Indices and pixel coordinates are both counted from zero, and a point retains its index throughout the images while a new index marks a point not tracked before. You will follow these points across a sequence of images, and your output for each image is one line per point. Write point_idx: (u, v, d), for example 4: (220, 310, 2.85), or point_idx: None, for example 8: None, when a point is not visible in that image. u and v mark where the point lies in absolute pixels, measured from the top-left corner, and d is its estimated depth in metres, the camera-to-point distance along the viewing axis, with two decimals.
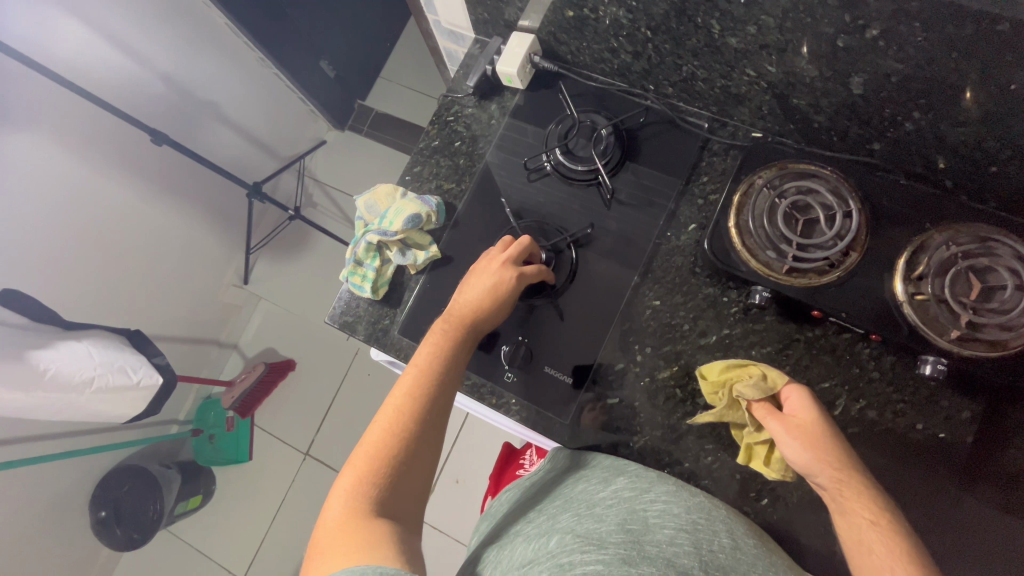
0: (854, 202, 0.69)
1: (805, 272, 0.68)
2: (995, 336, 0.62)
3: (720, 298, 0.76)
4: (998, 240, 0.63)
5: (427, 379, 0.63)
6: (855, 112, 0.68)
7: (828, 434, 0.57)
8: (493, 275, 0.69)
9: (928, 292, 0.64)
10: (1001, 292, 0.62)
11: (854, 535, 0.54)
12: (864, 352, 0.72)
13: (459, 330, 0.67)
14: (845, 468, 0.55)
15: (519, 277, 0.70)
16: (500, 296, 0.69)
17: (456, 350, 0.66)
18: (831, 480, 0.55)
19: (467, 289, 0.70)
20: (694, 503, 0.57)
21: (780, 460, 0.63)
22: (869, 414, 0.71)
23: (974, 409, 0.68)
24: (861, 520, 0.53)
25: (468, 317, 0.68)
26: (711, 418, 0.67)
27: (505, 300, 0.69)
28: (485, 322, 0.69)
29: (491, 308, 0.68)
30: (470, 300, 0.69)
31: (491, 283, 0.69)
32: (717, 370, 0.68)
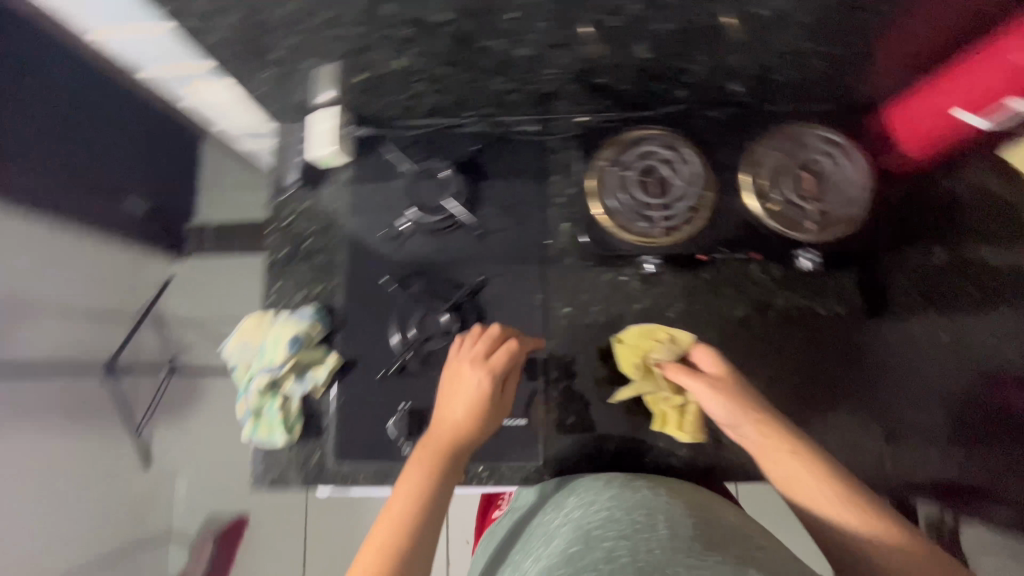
0: (688, 146, 0.75)
1: (680, 227, 0.72)
2: (841, 214, 0.71)
3: (619, 279, 0.77)
4: (806, 134, 0.75)
5: (410, 512, 0.56)
6: (653, 72, 0.72)
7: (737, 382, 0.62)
8: (473, 381, 0.65)
9: (777, 201, 0.72)
10: (828, 175, 0.73)
11: (782, 471, 0.56)
12: (755, 270, 0.77)
13: (440, 459, 0.61)
14: (761, 410, 0.60)
15: (496, 377, 0.65)
16: (482, 405, 0.64)
17: (442, 484, 0.59)
18: (755, 425, 0.59)
19: (445, 406, 0.64)
20: (640, 497, 0.55)
21: (692, 423, 0.69)
22: (783, 320, 0.77)
23: (853, 277, 0.76)
24: (784, 453, 0.56)
25: (449, 441, 0.62)
26: (630, 392, 0.71)
27: (488, 408, 0.65)
28: (472, 437, 0.63)
29: (474, 421, 0.63)
30: (451, 419, 0.64)
31: (471, 392, 0.64)
32: (632, 336, 0.73)
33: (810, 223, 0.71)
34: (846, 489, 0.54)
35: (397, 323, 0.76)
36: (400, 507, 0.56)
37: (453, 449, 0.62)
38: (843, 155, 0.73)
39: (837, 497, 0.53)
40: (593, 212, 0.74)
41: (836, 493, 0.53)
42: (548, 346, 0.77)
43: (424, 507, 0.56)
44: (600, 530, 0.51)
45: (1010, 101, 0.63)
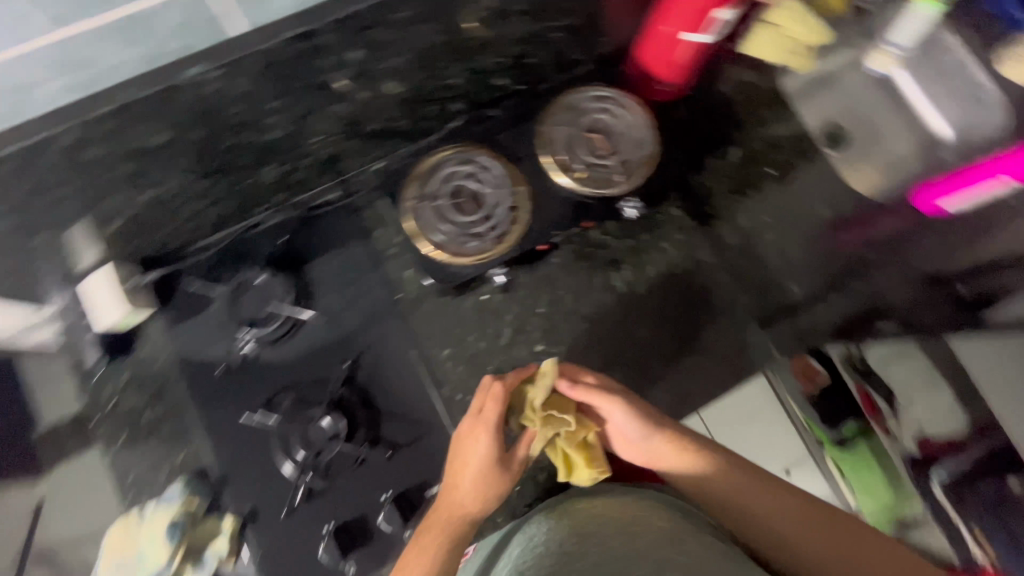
0: (482, 153, 0.75)
1: (509, 230, 0.72)
2: (639, 156, 0.76)
3: (481, 300, 0.77)
4: (578, 99, 0.78)
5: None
6: (416, 99, 0.71)
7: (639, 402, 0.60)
8: (491, 439, 0.58)
9: (583, 168, 0.75)
10: (613, 128, 0.77)
11: (699, 476, 0.58)
12: (596, 235, 0.80)
13: (448, 532, 0.57)
14: (669, 425, 0.60)
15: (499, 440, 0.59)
16: (487, 475, 0.58)
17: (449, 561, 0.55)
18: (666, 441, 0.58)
19: (462, 472, 0.58)
20: (579, 520, 0.59)
21: (599, 458, 0.62)
22: (641, 266, 0.80)
23: (677, 204, 0.82)
24: (698, 460, 0.58)
25: (459, 511, 0.57)
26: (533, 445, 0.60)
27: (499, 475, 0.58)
28: (481, 510, 0.58)
29: (494, 481, 0.58)
30: (461, 498, 0.58)
31: (480, 459, 0.57)
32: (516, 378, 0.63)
33: (615, 176, 0.75)
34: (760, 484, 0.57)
35: (282, 453, 0.69)
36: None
37: (458, 525, 0.57)
38: (618, 105, 0.78)
39: (755, 496, 0.56)
40: (424, 251, 0.71)
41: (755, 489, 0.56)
42: (445, 397, 0.74)
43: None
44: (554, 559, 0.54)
45: (716, 15, 0.68)
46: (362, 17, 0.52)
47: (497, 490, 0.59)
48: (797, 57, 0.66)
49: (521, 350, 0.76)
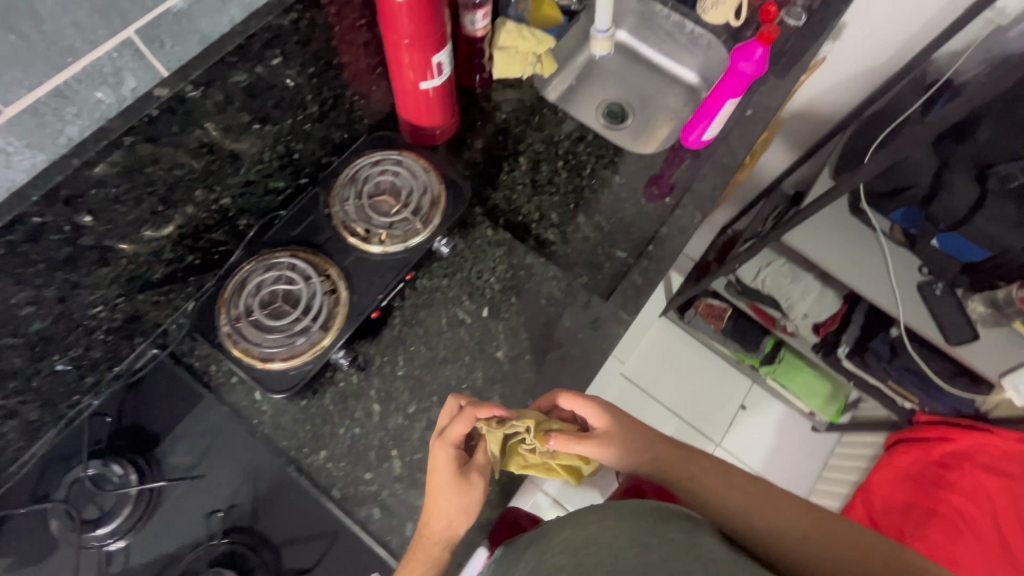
0: (280, 255, 0.76)
1: (333, 314, 0.73)
2: (430, 198, 0.80)
3: (340, 388, 0.76)
4: (355, 170, 0.81)
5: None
6: (193, 232, 0.71)
7: (623, 429, 0.68)
8: (448, 457, 0.64)
9: (383, 230, 0.78)
10: (397, 182, 0.81)
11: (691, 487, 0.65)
12: (426, 282, 0.83)
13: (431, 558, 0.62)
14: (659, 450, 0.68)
15: (456, 457, 0.65)
16: (455, 487, 0.63)
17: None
18: (653, 462, 0.67)
19: (435, 499, 0.63)
20: (589, 533, 0.49)
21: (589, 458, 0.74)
22: (479, 293, 0.83)
23: (488, 224, 0.88)
24: (688, 470, 0.66)
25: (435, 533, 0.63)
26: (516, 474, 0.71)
27: (465, 489, 0.63)
28: (457, 525, 0.63)
29: (462, 496, 0.63)
30: (433, 522, 0.63)
31: (443, 471, 0.63)
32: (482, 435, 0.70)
33: (413, 225, 0.79)
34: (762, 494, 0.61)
35: None
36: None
37: (437, 546, 0.63)
38: (392, 163, 0.82)
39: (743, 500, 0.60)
40: (259, 367, 0.70)
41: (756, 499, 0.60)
42: (336, 499, 0.71)
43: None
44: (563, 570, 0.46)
45: (434, 61, 0.75)
46: (67, 188, 0.52)
47: (468, 506, 0.63)
48: (543, 63, 0.98)
49: (395, 418, 0.75)
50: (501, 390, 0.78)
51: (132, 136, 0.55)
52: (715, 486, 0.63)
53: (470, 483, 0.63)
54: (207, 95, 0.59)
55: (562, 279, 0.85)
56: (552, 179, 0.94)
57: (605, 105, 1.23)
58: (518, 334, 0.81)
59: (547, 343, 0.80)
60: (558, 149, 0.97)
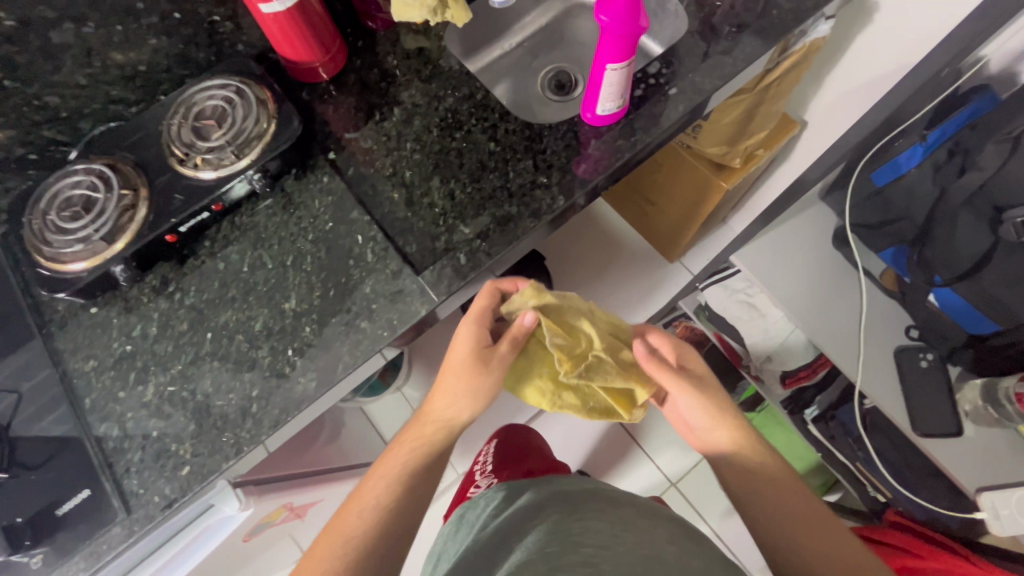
0: (101, 162, 0.76)
1: (122, 227, 0.72)
2: (256, 132, 0.76)
3: (128, 304, 0.76)
4: (195, 93, 0.79)
5: (365, 525, 0.65)
6: (16, 125, 0.74)
7: (709, 397, 0.78)
8: (470, 341, 0.75)
9: (197, 155, 0.75)
10: (229, 110, 0.77)
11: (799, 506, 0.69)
12: (245, 217, 0.80)
13: (428, 438, 0.74)
14: (732, 419, 0.77)
15: (478, 339, 0.75)
16: (469, 368, 0.74)
17: (430, 463, 0.73)
18: (721, 429, 0.77)
19: (447, 383, 0.75)
20: (628, 512, 0.73)
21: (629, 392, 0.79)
22: (290, 240, 0.77)
23: (328, 171, 0.82)
24: (745, 442, 0.75)
25: (438, 420, 0.75)
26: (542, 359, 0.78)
27: (478, 370, 0.73)
28: (463, 410, 0.74)
29: (472, 376, 0.73)
30: (438, 406, 0.75)
31: (462, 350, 0.75)
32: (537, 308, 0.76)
33: (231, 155, 0.75)
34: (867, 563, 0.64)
35: None
36: (362, 518, 0.66)
37: (438, 428, 0.75)
38: (233, 90, 0.79)
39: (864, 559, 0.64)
40: (41, 264, 0.71)
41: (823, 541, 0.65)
42: (84, 409, 0.71)
43: (382, 514, 0.66)
44: (552, 551, 0.60)
45: None
46: None
47: (472, 389, 0.73)
48: (455, 12, 0.89)
49: (164, 345, 0.73)
50: (273, 344, 0.72)
51: None
52: (778, 478, 0.71)
53: (483, 370, 0.74)
54: None
55: (381, 242, 0.77)
56: (420, 136, 0.85)
57: (555, 73, 1.10)
58: (313, 289, 0.74)
59: (337, 306, 0.73)
60: (439, 104, 0.87)
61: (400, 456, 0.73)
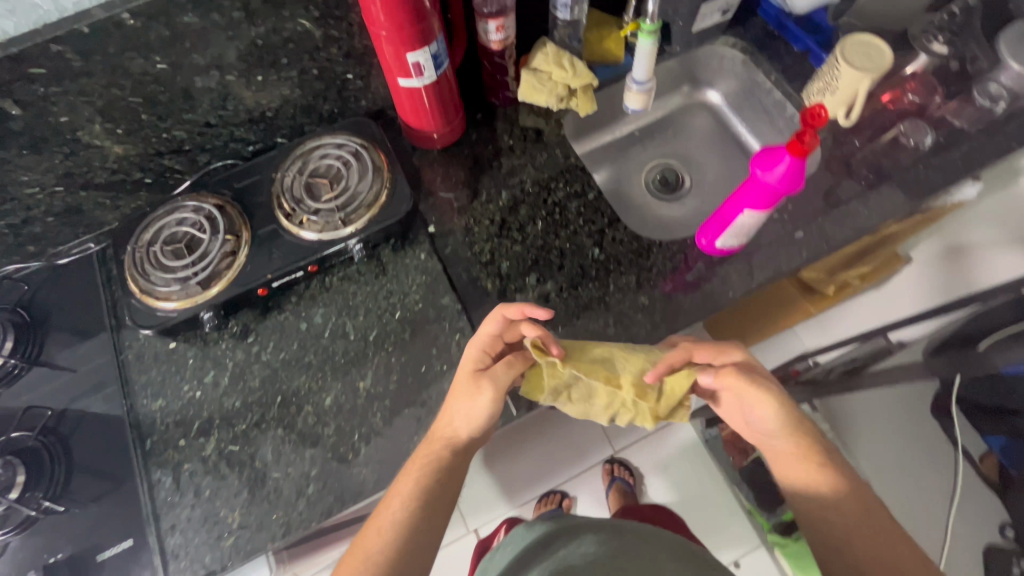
0: (210, 201, 0.76)
1: (219, 274, 0.72)
2: (365, 199, 0.75)
3: (205, 347, 0.74)
4: (313, 147, 0.79)
5: (387, 547, 0.57)
6: (140, 153, 0.74)
7: (775, 401, 0.62)
8: (473, 358, 0.65)
9: (304, 213, 0.74)
10: (343, 170, 0.76)
11: (876, 534, 0.55)
12: (334, 279, 0.78)
13: (436, 454, 0.62)
14: (798, 426, 0.61)
15: (474, 357, 0.65)
16: (474, 389, 0.63)
17: (442, 478, 0.61)
18: (786, 438, 0.61)
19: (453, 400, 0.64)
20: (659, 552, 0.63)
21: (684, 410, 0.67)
22: (375, 313, 0.75)
23: (425, 247, 0.80)
24: (815, 456, 0.60)
25: (444, 437, 0.63)
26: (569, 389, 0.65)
27: (475, 392, 0.62)
28: (474, 425, 0.62)
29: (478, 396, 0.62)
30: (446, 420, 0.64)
31: (466, 372, 0.64)
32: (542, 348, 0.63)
33: (338, 221, 0.74)
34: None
35: None
36: (381, 536, 0.58)
37: (448, 445, 0.63)
38: (349, 150, 0.78)
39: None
40: (134, 295, 0.71)
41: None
42: (143, 449, 0.70)
43: (404, 534, 0.57)
44: None
45: (410, 60, 0.69)
46: None
47: (479, 411, 0.62)
48: (582, 101, 0.87)
49: (232, 399, 0.72)
50: (340, 424, 0.70)
51: (58, 46, 0.57)
52: (844, 495, 0.58)
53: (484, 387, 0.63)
54: (148, 28, 0.60)
55: (467, 336, 0.74)
56: (524, 227, 0.82)
57: (661, 167, 1.06)
58: (390, 372, 0.72)
59: (411, 397, 0.71)
60: (548, 197, 0.84)
61: (410, 472, 0.62)
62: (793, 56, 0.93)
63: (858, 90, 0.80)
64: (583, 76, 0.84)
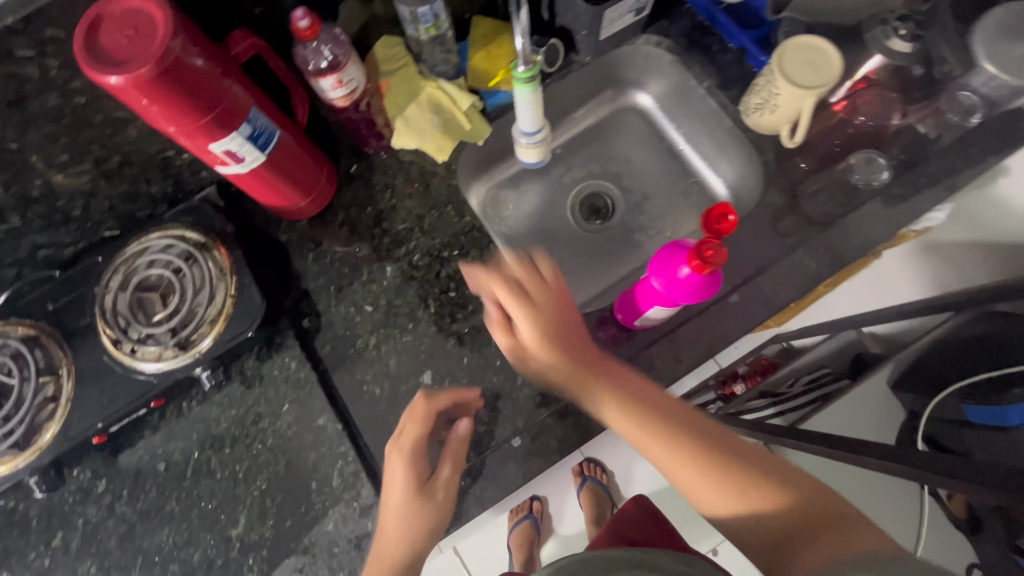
0: (18, 333, 0.62)
1: (39, 428, 0.59)
2: (205, 313, 0.61)
3: (47, 503, 0.63)
4: (138, 250, 0.64)
5: None
6: None
7: (548, 301, 0.62)
8: (398, 478, 0.60)
9: (133, 340, 0.61)
10: (175, 279, 0.63)
11: (654, 404, 0.58)
12: (191, 404, 0.66)
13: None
14: (536, 300, 0.61)
15: (415, 470, 0.59)
16: (411, 510, 0.58)
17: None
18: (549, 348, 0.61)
19: (386, 519, 0.59)
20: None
21: (421, 124, 0.70)
22: (243, 441, 0.65)
23: (296, 353, 0.67)
24: (565, 346, 0.61)
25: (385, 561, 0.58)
26: (399, 104, 0.70)
27: (422, 507, 0.58)
28: (416, 543, 0.59)
29: (420, 516, 0.58)
30: (383, 539, 0.59)
31: (397, 490, 0.59)
32: (389, 62, 0.69)
33: (177, 342, 0.61)
34: (773, 492, 0.52)
35: None
36: None
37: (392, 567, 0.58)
38: (181, 250, 0.64)
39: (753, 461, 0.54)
40: None
41: (695, 468, 0.54)
42: None
43: None
44: None
45: (216, 151, 0.53)
46: None
47: (423, 529, 0.59)
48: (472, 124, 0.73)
49: (86, 565, 0.62)
50: None
51: None
52: (637, 394, 0.58)
53: (429, 494, 0.59)
54: None
55: (351, 463, 0.63)
56: (414, 311, 0.69)
57: (587, 192, 0.90)
58: (262, 516, 0.62)
59: (291, 543, 0.61)
60: (441, 269, 0.71)
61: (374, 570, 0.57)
62: (727, 56, 0.77)
63: (800, 109, 0.65)
64: (456, 96, 0.71)
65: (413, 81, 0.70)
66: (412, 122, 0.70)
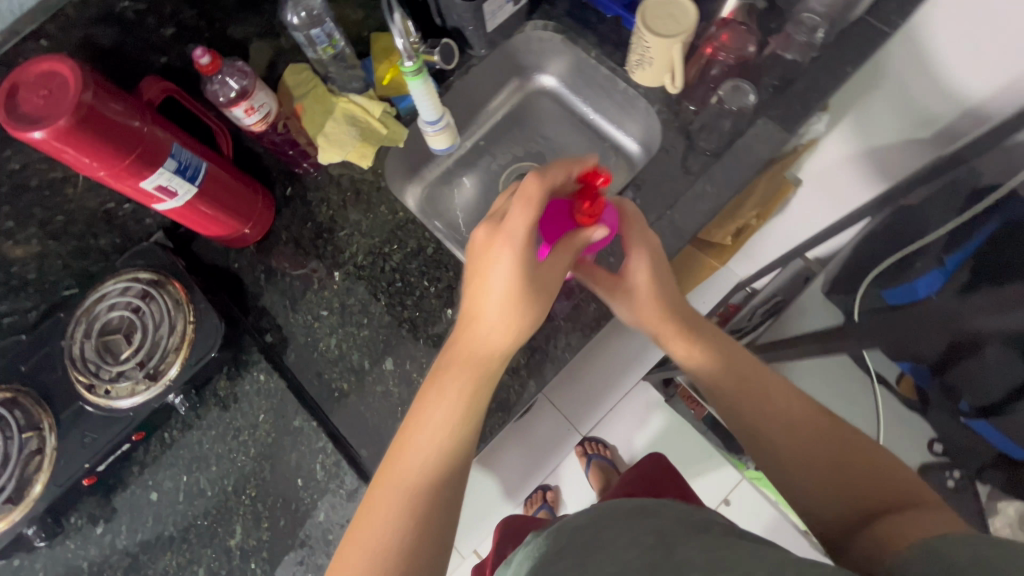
0: None
1: (29, 481, 0.62)
2: (169, 343, 0.66)
3: (50, 553, 0.66)
4: (95, 300, 0.68)
5: (405, 511, 0.46)
6: None
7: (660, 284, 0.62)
8: (507, 247, 0.51)
9: (105, 381, 0.65)
10: (134, 317, 0.67)
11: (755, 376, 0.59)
12: (173, 432, 0.70)
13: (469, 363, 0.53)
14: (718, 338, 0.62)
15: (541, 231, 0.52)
16: (513, 302, 0.52)
17: (471, 413, 0.51)
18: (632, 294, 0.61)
19: (490, 275, 0.52)
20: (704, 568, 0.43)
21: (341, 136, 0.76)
22: (228, 457, 0.69)
23: (264, 366, 0.72)
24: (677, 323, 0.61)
25: (475, 342, 0.53)
26: (317, 122, 0.76)
27: (531, 296, 0.52)
28: (509, 343, 0.53)
29: (525, 301, 0.52)
30: (479, 315, 0.53)
31: (497, 279, 0.52)
32: (299, 87, 0.75)
33: (147, 374, 0.65)
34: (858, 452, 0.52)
35: None
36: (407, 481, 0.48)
37: (481, 353, 0.53)
38: (136, 291, 0.68)
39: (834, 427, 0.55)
40: None
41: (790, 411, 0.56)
42: None
43: (429, 491, 0.47)
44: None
45: (148, 188, 0.58)
46: None
47: (519, 325, 0.53)
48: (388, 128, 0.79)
49: None
50: None
51: None
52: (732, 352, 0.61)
53: (539, 289, 0.53)
54: None
55: (331, 455, 0.67)
56: (367, 307, 0.74)
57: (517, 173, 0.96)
58: (256, 521, 0.66)
59: (288, 540, 0.65)
60: (384, 265, 0.76)
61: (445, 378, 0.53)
62: (606, 25, 0.84)
63: (672, 56, 0.72)
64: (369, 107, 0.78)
65: (325, 100, 0.76)
66: (331, 135, 0.76)
